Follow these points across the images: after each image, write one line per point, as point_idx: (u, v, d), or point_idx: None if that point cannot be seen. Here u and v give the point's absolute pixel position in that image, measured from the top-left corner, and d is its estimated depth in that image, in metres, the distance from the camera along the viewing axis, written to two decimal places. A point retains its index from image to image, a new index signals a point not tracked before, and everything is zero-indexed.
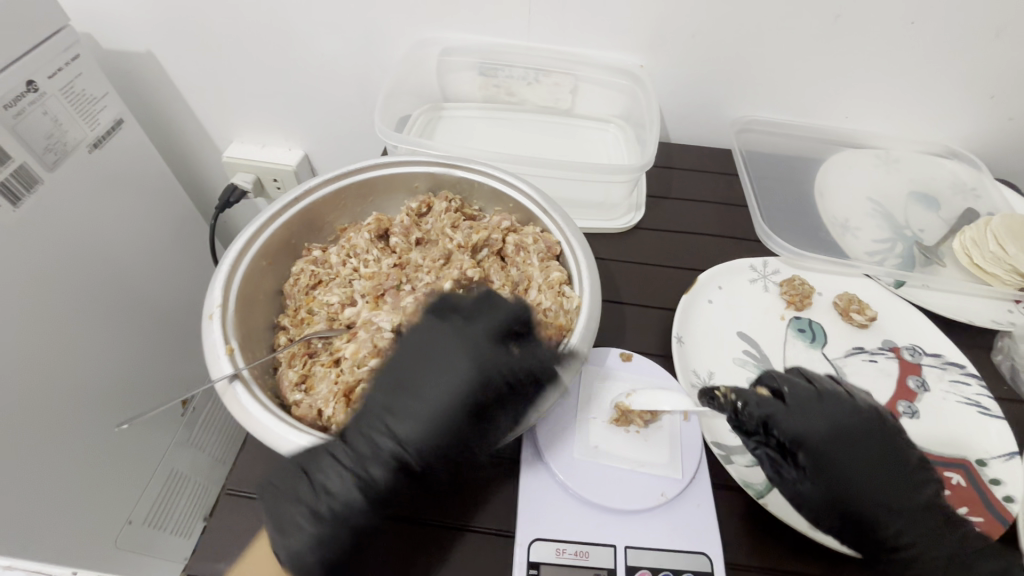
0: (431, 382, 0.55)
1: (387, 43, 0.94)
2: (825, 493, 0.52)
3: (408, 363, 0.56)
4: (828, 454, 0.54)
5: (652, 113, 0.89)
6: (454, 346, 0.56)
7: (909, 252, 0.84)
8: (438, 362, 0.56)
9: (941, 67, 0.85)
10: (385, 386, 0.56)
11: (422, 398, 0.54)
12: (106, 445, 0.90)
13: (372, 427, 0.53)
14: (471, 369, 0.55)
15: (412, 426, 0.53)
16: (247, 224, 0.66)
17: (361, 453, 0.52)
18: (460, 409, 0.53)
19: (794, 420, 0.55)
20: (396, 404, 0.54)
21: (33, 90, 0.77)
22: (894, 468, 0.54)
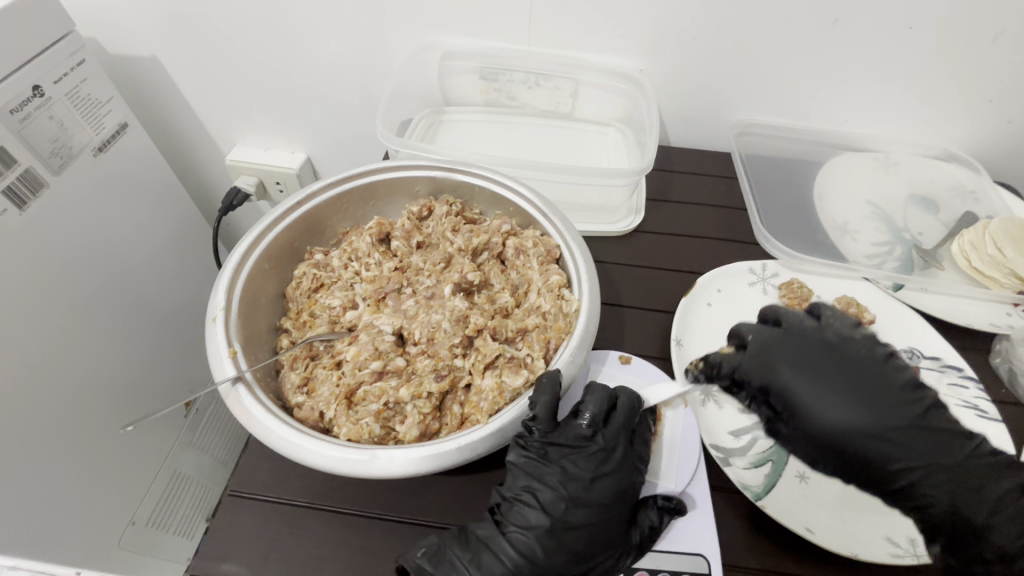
0: (595, 487, 0.54)
1: (388, 47, 0.95)
2: (810, 439, 0.56)
3: (561, 472, 0.54)
4: (799, 397, 0.56)
5: (651, 116, 0.89)
6: (605, 448, 0.56)
7: (908, 256, 0.85)
8: (595, 467, 0.55)
9: (941, 70, 0.86)
10: (535, 496, 0.54)
11: (567, 496, 0.53)
12: (112, 446, 0.91)
13: (543, 539, 0.52)
14: (631, 470, 0.56)
15: (584, 540, 0.52)
16: (251, 228, 0.67)
17: (532, 564, 0.51)
18: (625, 515, 0.54)
19: (755, 367, 0.59)
20: (561, 512, 0.53)
21: (39, 94, 0.77)
22: (869, 397, 0.55)
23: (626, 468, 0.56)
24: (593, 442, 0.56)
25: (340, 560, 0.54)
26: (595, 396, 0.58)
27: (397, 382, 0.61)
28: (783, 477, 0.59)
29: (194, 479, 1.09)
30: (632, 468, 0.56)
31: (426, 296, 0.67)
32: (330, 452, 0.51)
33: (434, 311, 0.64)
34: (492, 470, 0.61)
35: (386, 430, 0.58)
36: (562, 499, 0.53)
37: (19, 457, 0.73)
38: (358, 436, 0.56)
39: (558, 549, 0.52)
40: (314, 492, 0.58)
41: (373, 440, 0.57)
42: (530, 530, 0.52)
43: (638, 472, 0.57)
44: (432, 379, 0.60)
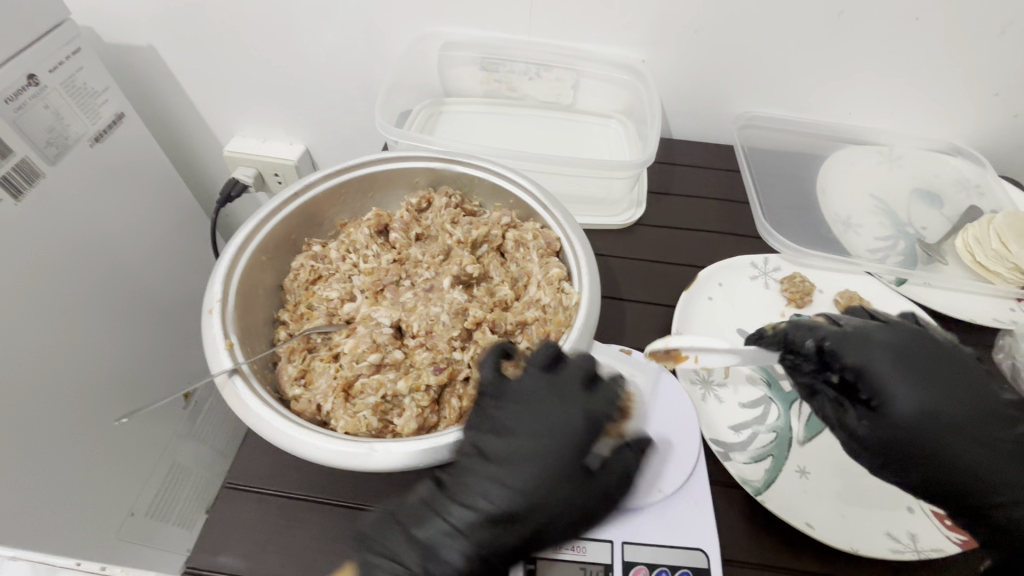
0: (534, 424, 0.50)
1: (387, 38, 0.94)
2: (889, 431, 0.52)
3: (507, 425, 0.51)
4: (895, 388, 0.52)
5: (653, 108, 0.88)
6: (549, 384, 0.52)
7: (912, 250, 0.84)
8: (548, 417, 0.50)
9: (946, 64, 0.85)
10: (477, 442, 0.51)
11: (517, 449, 0.49)
12: (110, 437, 0.91)
13: (482, 480, 0.48)
14: (586, 406, 0.50)
15: (526, 479, 0.48)
16: (247, 219, 0.66)
17: (471, 511, 0.47)
18: (578, 456, 0.49)
19: (859, 351, 0.54)
20: (502, 450, 0.49)
21: (34, 83, 0.77)
22: (964, 404, 0.52)
23: (580, 404, 0.50)
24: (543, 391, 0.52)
25: (335, 553, 0.54)
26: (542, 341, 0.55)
27: (395, 374, 0.60)
28: (783, 473, 0.59)
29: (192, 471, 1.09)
30: (588, 405, 0.50)
31: (425, 289, 0.66)
32: (327, 444, 0.50)
33: (433, 304, 0.64)
34: None
35: (384, 423, 0.58)
36: (500, 439, 0.50)
37: (16, 448, 0.73)
38: (355, 428, 0.56)
39: (496, 490, 0.47)
40: (311, 485, 0.58)
41: (371, 433, 0.56)
42: (469, 480, 0.48)
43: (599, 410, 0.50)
44: (430, 371, 0.59)
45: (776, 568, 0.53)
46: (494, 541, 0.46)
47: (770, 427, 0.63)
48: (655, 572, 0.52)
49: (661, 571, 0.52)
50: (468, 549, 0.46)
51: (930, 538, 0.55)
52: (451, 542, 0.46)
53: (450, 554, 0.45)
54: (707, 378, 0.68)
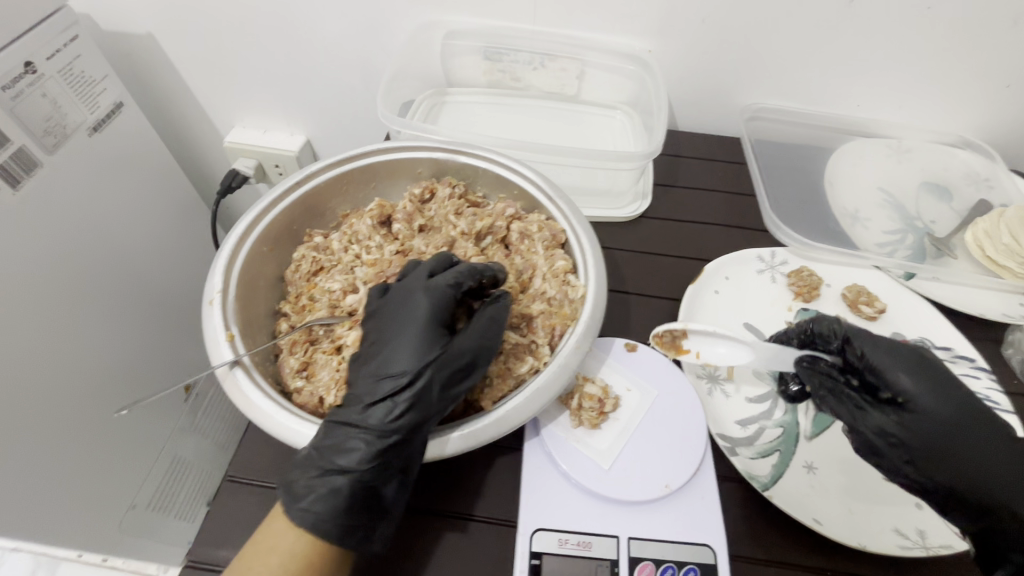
0: (393, 326, 0.55)
1: (390, 25, 0.92)
2: (909, 426, 0.53)
3: (375, 325, 0.57)
4: (916, 386, 0.54)
5: (659, 99, 0.87)
6: (403, 288, 0.58)
7: (920, 244, 0.83)
8: (404, 306, 0.56)
9: (956, 56, 0.84)
10: (363, 350, 0.56)
11: (382, 344, 0.55)
12: (109, 429, 0.90)
13: (365, 382, 0.53)
14: (427, 292, 0.56)
15: (390, 370, 0.52)
16: (248, 210, 0.65)
17: (357, 409, 0.52)
18: (429, 337, 0.54)
19: (878, 348, 0.57)
20: (373, 351, 0.55)
21: (31, 71, 0.76)
22: (977, 416, 0.53)
23: (424, 298, 0.56)
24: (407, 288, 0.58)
25: None
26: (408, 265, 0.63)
27: None
28: (790, 468, 0.59)
29: None
30: (433, 296, 0.56)
31: None
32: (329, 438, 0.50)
33: None
34: (494, 459, 0.59)
35: None
36: (370, 349, 0.55)
37: (14, 441, 0.72)
38: None
39: (372, 388, 0.52)
40: None
41: None
42: (356, 390, 0.53)
43: (438, 299, 0.56)
44: None
45: (782, 564, 0.53)
46: (387, 426, 0.50)
47: (776, 422, 0.63)
48: (662, 568, 0.51)
49: (667, 567, 0.52)
50: (365, 435, 0.50)
51: (939, 535, 0.54)
52: (351, 441, 0.50)
53: (354, 442, 0.50)
54: (713, 372, 0.67)
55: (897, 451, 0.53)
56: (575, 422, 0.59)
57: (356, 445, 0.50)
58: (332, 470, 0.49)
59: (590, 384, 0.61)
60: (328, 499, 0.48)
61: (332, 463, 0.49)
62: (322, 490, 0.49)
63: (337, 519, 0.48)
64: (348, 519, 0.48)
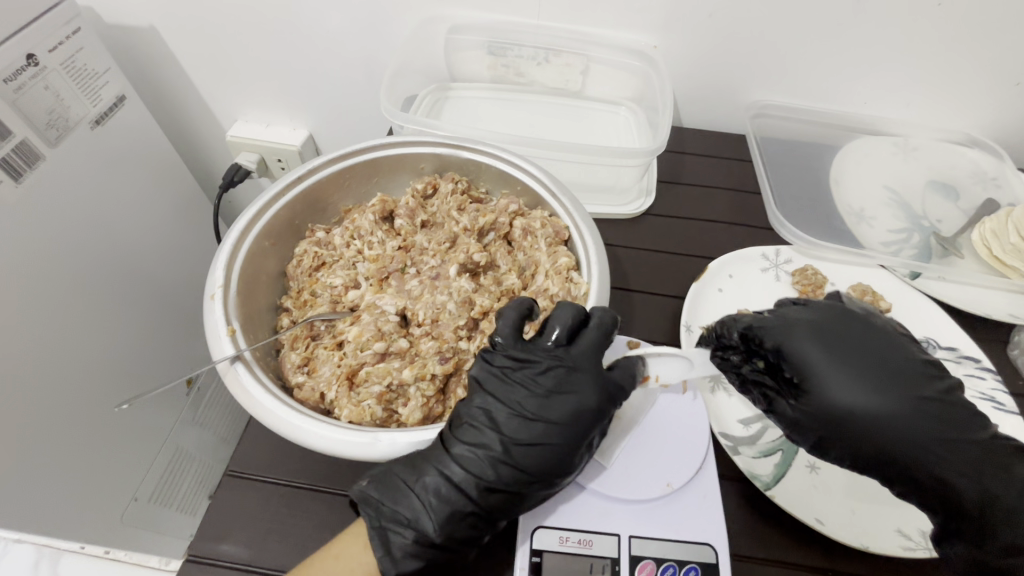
0: (553, 401, 0.52)
1: (393, 20, 0.92)
2: (813, 412, 0.52)
3: (517, 391, 0.52)
4: (821, 370, 0.52)
5: (664, 96, 0.86)
6: (565, 367, 0.53)
7: (926, 243, 0.82)
8: (553, 384, 0.52)
9: (965, 54, 0.83)
10: (491, 404, 0.53)
11: (523, 415, 0.51)
12: (110, 423, 0.90)
13: (477, 458, 0.50)
14: (592, 390, 0.52)
15: (551, 449, 0.50)
16: (250, 204, 0.65)
17: (495, 463, 0.50)
18: (592, 426, 0.52)
19: (773, 331, 0.55)
20: (521, 414, 0.51)
21: (33, 63, 0.75)
22: (891, 381, 0.51)
23: (596, 386, 0.52)
24: (551, 357, 0.54)
25: None
26: (563, 310, 0.55)
27: (401, 363, 0.59)
28: (792, 468, 0.58)
29: (196, 459, 1.05)
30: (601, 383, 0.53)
31: (431, 276, 0.65)
32: (330, 434, 0.50)
33: (439, 292, 0.63)
34: None
35: (388, 413, 0.57)
36: (512, 409, 0.52)
37: (16, 435, 0.72)
38: (359, 418, 0.55)
39: (520, 452, 0.50)
40: (315, 474, 0.58)
41: (375, 422, 0.56)
42: (486, 438, 0.51)
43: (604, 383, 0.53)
44: (435, 361, 0.59)
45: (783, 563, 0.53)
46: (529, 490, 0.50)
47: None
48: (663, 567, 0.51)
49: (668, 565, 0.51)
50: (503, 489, 0.50)
51: None
52: (454, 508, 0.49)
53: (457, 516, 0.49)
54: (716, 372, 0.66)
55: (805, 433, 0.53)
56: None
57: (461, 520, 0.49)
58: (457, 504, 0.49)
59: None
60: (443, 525, 0.49)
61: (455, 493, 0.49)
62: (438, 511, 0.49)
63: (448, 542, 0.49)
64: (457, 546, 0.49)
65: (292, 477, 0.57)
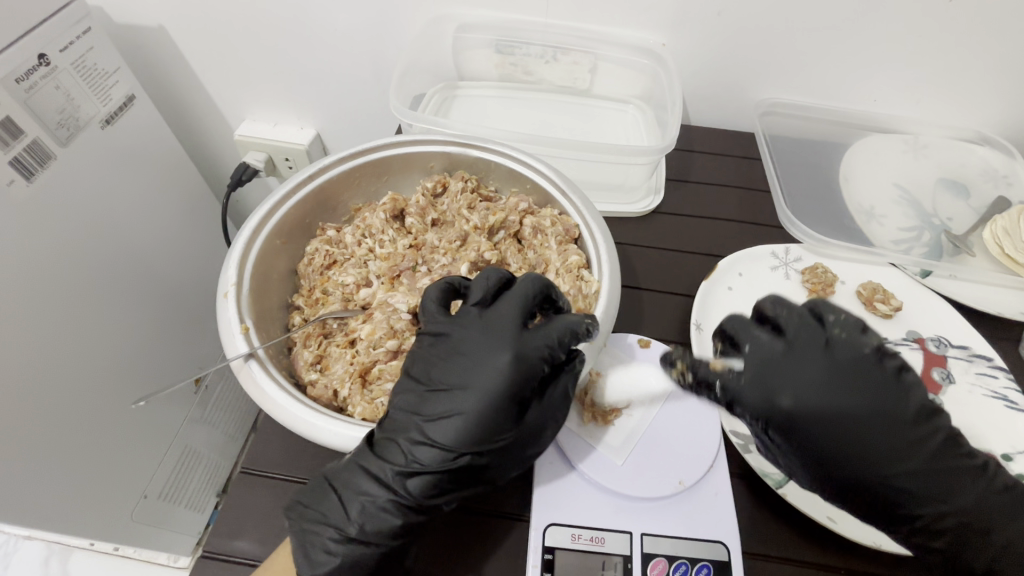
0: (467, 366, 0.50)
1: (402, 18, 0.92)
2: (809, 467, 0.50)
3: (435, 371, 0.52)
4: (814, 436, 0.48)
5: (673, 94, 0.86)
6: (481, 327, 0.52)
7: (937, 241, 0.82)
8: (466, 351, 0.51)
9: (976, 51, 0.82)
10: (414, 386, 0.52)
11: (443, 392, 0.50)
12: (120, 421, 0.91)
13: (393, 446, 0.49)
14: (504, 347, 0.50)
15: (461, 416, 0.48)
16: (262, 203, 0.65)
17: (413, 445, 0.49)
18: (514, 384, 0.49)
19: (755, 397, 0.49)
20: (434, 389, 0.51)
21: (45, 63, 0.76)
22: (876, 417, 0.48)
23: (509, 342, 0.50)
24: (470, 324, 0.53)
25: None
26: (482, 278, 0.55)
27: None
28: None
29: (204, 455, 1.09)
30: (518, 341, 0.50)
31: (442, 275, 0.65)
32: (347, 431, 0.50)
33: None
34: None
35: None
36: (430, 388, 0.51)
37: (28, 432, 0.73)
38: (373, 415, 0.55)
39: (436, 428, 0.49)
40: None
41: None
42: (405, 420, 0.51)
43: (521, 339, 0.50)
44: None
45: (795, 562, 0.53)
46: (456, 463, 0.49)
47: None
48: (675, 564, 0.51)
49: (680, 563, 0.51)
50: (422, 469, 0.48)
51: None
52: (375, 502, 0.49)
53: (378, 508, 0.49)
54: None
55: (801, 476, 0.52)
56: (587, 417, 0.59)
57: (385, 515, 0.49)
58: (376, 497, 0.49)
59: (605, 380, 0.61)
60: (364, 522, 0.49)
61: (374, 488, 0.49)
62: (359, 508, 0.49)
63: (373, 538, 0.49)
64: (382, 542, 0.49)
65: (303, 474, 0.57)
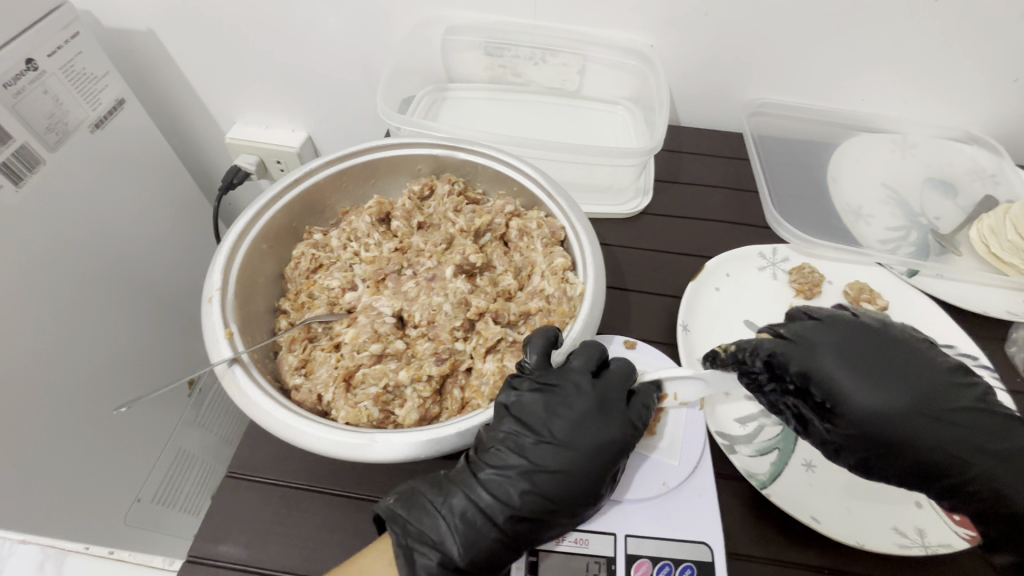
0: (582, 430, 0.52)
1: (390, 20, 0.91)
2: (853, 431, 0.50)
3: (546, 421, 0.52)
4: (856, 390, 0.50)
5: (661, 95, 0.86)
6: (596, 397, 0.54)
7: (924, 241, 0.82)
8: (581, 415, 0.52)
9: (963, 51, 0.83)
10: (521, 432, 0.52)
11: (555, 446, 0.51)
12: (107, 427, 0.89)
13: (502, 484, 0.51)
14: (621, 425, 0.53)
15: (574, 475, 0.50)
16: (248, 206, 0.65)
17: (524, 488, 0.50)
18: (619, 456, 0.52)
19: (798, 354, 0.53)
20: (545, 439, 0.52)
21: (32, 68, 0.76)
22: (916, 383, 0.50)
23: (622, 420, 0.53)
24: (584, 390, 0.54)
25: (340, 544, 0.54)
26: (588, 354, 0.56)
27: (397, 365, 0.60)
28: (788, 467, 0.58)
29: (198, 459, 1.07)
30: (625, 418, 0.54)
31: (427, 278, 0.66)
32: (327, 435, 0.50)
33: (435, 294, 0.63)
34: None
35: (385, 414, 0.58)
36: (542, 436, 0.52)
37: (19, 437, 0.73)
38: (356, 419, 0.55)
39: (545, 478, 0.50)
40: (312, 475, 0.58)
41: (372, 424, 0.56)
42: (511, 459, 0.51)
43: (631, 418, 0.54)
44: (431, 362, 0.59)
45: (780, 561, 0.53)
46: (553, 516, 0.50)
47: (776, 420, 0.62)
48: (659, 565, 0.52)
49: (664, 564, 0.52)
50: (533, 510, 0.50)
51: (938, 533, 0.54)
52: (479, 538, 0.49)
53: (481, 542, 0.49)
54: None
55: (847, 451, 0.51)
56: None
57: (486, 551, 0.49)
58: (484, 532, 0.49)
59: None
60: (468, 552, 0.49)
61: (482, 520, 0.49)
62: (464, 536, 0.49)
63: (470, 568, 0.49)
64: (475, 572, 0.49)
65: (291, 477, 0.58)
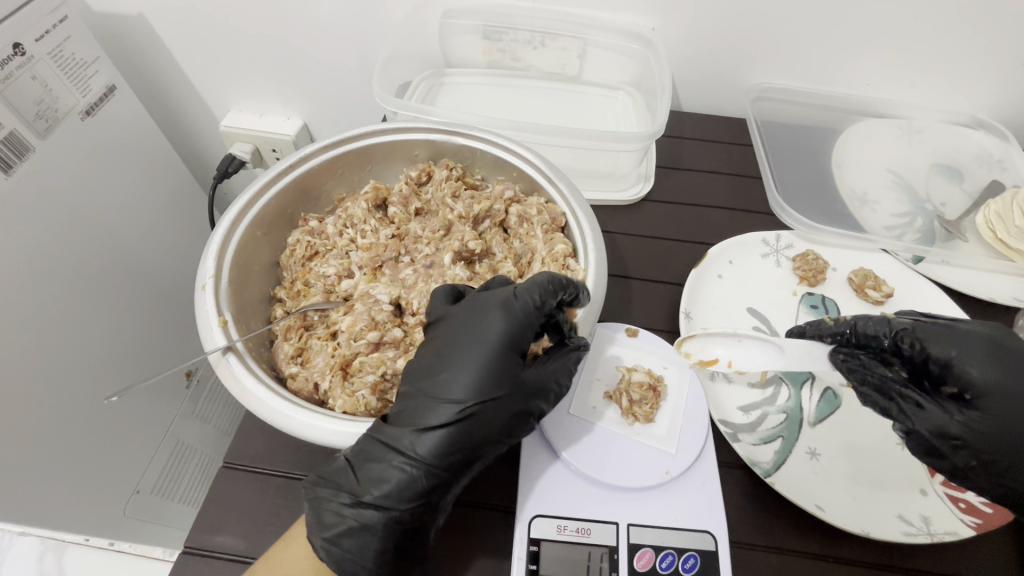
0: (463, 331, 0.53)
1: (385, 4, 0.89)
2: (980, 423, 0.50)
3: (437, 342, 0.54)
4: (993, 387, 0.51)
5: (664, 79, 0.84)
6: (477, 299, 0.55)
7: (929, 227, 0.81)
8: (465, 321, 0.54)
9: (972, 34, 0.81)
10: (421, 360, 0.54)
11: (444, 358, 0.52)
12: (98, 417, 0.87)
13: (409, 411, 0.51)
14: (499, 311, 0.52)
15: (461, 372, 0.51)
16: (243, 192, 0.64)
17: (421, 408, 0.50)
18: (513, 339, 0.52)
19: (942, 340, 0.53)
20: (437, 357, 0.53)
21: (20, 53, 0.74)
22: None
23: (503, 308, 0.53)
24: (468, 302, 0.56)
25: None
26: (493, 281, 0.59)
27: (396, 353, 0.59)
28: (793, 456, 0.57)
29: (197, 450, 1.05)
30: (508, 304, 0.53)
31: (425, 265, 0.65)
32: (325, 425, 0.49)
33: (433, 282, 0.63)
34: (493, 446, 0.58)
35: (383, 403, 0.57)
36: (433, 356, 0.53)
37: (14, 429, 0.72)
38: (353, 408, 0.54)
39: (437, 389, 0.51)
40: (309, 464, 0.57)
41: (370, 412, 0.55)
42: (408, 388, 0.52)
43: (515, 304, 0.53)
44: None
45: (785, 551, 0.53)
46: (461, 417, 0.49)
47: (780, 408, 0.61)
48: (661, 554, 0.51)
49: (667, 553, 0.51)
50: (439, 437, 0.49)
51: (944, 521, 0.53)
52: (388, 478, 0.48)
53: (389, 475, 0.48)
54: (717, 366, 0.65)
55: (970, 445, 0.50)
56: (628, 416, 0.58)
57: (395, 485, 0.48)
58: (389, 462, 0.48)
59: (637, 372, 0.60)
60: (379, 491, 0.48)
61: (387, 453, 0.49)
62: (370, 475, 0.48)
63: (383, 505, 0.48)
64: (394, 511, 0.48)
65: (287, 467, 0.57)
